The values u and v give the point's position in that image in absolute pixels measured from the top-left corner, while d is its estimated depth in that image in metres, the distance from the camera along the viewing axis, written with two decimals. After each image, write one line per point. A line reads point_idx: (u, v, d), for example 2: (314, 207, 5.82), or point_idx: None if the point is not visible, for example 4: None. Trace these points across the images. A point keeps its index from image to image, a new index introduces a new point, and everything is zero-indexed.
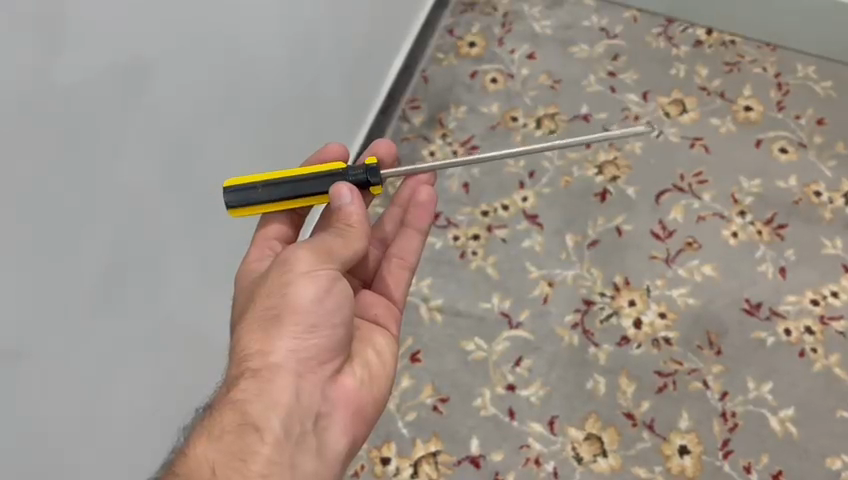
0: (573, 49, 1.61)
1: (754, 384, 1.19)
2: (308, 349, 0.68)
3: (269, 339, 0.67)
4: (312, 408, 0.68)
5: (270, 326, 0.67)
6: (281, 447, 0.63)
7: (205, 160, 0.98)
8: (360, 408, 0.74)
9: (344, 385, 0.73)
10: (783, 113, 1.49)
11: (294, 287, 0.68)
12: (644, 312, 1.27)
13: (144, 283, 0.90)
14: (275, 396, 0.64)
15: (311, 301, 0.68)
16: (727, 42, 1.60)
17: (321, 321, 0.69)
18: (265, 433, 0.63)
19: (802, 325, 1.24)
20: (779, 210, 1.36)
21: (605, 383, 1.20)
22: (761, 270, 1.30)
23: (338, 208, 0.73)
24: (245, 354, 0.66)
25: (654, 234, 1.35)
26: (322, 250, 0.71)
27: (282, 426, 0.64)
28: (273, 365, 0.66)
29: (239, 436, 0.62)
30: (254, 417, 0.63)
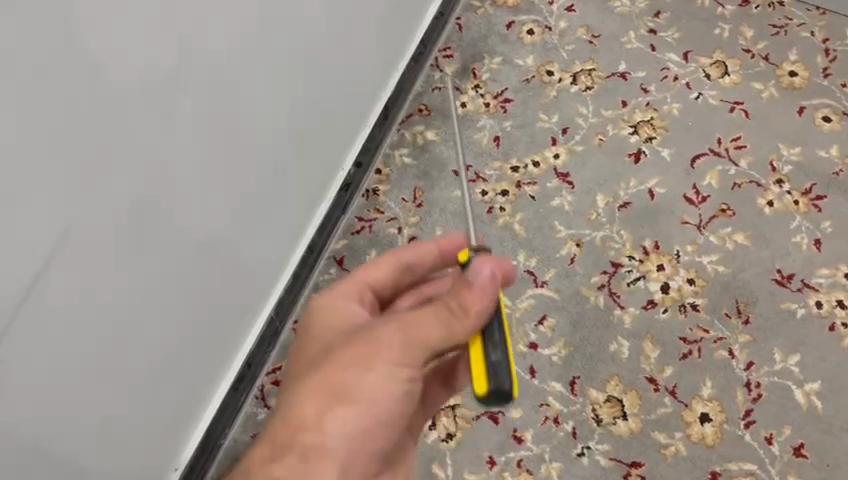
0: (614, 4, 1.56)
1: (781, 356, 1.17)
2: (362, 457, 0.71)
3: (325, 418, 0.69)
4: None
5: (333, 402, 0.69)
6: None
7: (240, 96, 0.95)
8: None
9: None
10: (829, 80, 1.44)
11: (377, 373, 0.69)
12: (672, 278, 1.25)
13: (174, 220, 0.90)
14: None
15: (380, 400, 0.70)
16: (775, 3, 1.53)
17: (383, 413, 0.71)
18: None
19: (835, 299, 1.21)
20: (818, 181, 1.32)
21: (629, 347, 1.19)
22: (795, 241, 1.27)
23: (467, 285, 0.68)
24: (301, 425, 0.69)
25: (687, 198, 1.32)
26: (417, 339, 0.69)
27: None
28: (324, 449, 0.69)
29: None
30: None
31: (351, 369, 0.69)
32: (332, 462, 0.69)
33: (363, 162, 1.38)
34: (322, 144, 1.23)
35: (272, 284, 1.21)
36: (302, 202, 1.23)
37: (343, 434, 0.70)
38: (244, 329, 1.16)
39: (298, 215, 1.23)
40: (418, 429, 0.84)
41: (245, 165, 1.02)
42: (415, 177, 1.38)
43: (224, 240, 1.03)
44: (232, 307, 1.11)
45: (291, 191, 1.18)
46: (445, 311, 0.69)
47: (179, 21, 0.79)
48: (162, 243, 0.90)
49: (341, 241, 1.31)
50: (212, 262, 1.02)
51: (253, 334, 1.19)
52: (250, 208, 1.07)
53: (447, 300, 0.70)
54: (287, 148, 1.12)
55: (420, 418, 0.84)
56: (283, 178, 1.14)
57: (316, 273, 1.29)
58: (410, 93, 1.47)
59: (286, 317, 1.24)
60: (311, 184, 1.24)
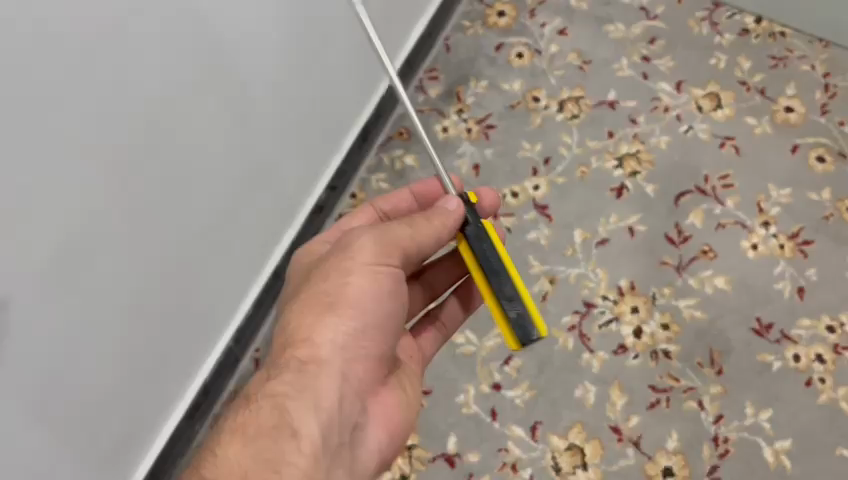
0: (608, 28, 1.51)
1: (753, 410, 1.13)
2: (364, 365, 0.75)
3: (316, 325, 0.73)
4: (348, 418, 0.74)
5: (323, 311, 0.74)
6: (316, 461, 0.67)
7: (184, 130, 0.92)
8: (394, 425, 0.80)
9: (383, 399, 0.80)
10: (826, 118, 1.38)
11: (356, 276, 0.74)
12: (646, 322, 1.21)
13: (103, 262, 0.88)
14: (318, 396, 0.70)
15: (368, 299, 0.74)
16: (776, 34, 1.48)
17: (373, 320, 0.75)
18: (303, 441, 0.67)
19: (814, 353, 1.16)
20: (806, 226, 1.27)
21: (595, 393, 1.15)
22: (778, 288, 1.22)
23: (436, 208, 0.78)
24: (297, 340, 0.73)
25: (668, 238, 1.27)
26: (391, 243, 0.76)
27: (318, 432, 0.68)
28: (321, 360, 0.72)
29: (272, 440, 0.66)
30: (294, 407, 0.69)
31: (332, 282, 0.74)
32: (338, 371, 0.72)
33: (337, 185, 1.35)
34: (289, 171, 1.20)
35: (231, 312, 1.19)
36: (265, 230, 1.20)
37: (345, 343, 0.73)
38: (197, 357, 1.15)
39: (261, 242, 1.20)
40: (412, 360, 0.91)
41: (193, 202, 1.00)
42: None
43: (169, 274, 1.01)
44: (181, 338, 1.09)
45: (252, 222, 1.15)
46: (414, 219, 0.78)
47: (94, 69, 0.77)
48: (88, 282, 0.88)
49: None
50: (155, 296, 1.00)
51: (209, 362, 1.17)
52: (201, 239, 1.05)
53: (415, 214, 0.79)
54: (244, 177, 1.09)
55: (410, 351, 0.91)
56: (240, 208, 1.11)
57: None
58: (392, 114, 1.43)
59: (247, 346, 1.23)
60: (276, 212, 1.21)
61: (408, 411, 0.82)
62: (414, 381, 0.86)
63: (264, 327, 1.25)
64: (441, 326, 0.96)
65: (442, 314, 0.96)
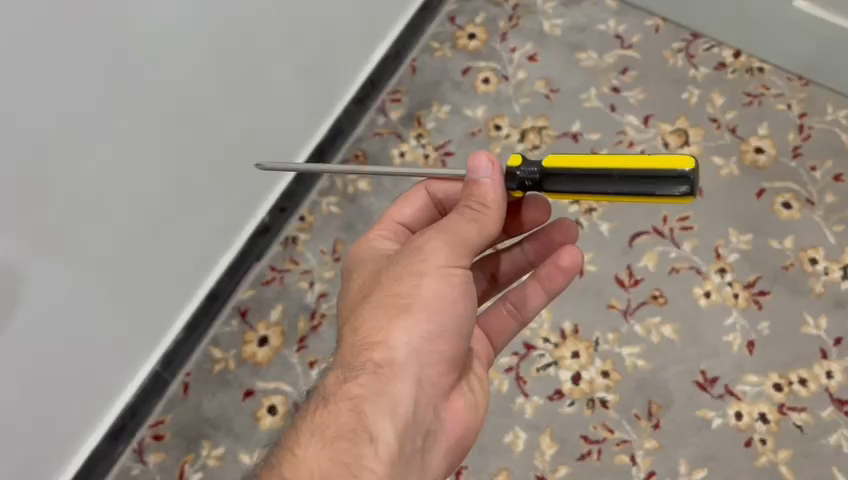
0: (580, 56, 1.47)
1: (687, 468, 1.08)
2: (436, 363, 0.72)
3: (390, 328, 0.71)
4: (422, 421, 0.72)
5: (398, 313, 0.72)
6: (391, 466, 0.66)
7: (92, 163, 0.89)
8: (465, 432, 0.77)
9: (457, 404, 0.77)
10: (797, 162, 1.32)
11: (430, 278, 0.73)
12: (586, 368, 1.16)
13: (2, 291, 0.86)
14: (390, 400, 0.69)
15: (442, 301, 0.73)
16: (754, 69, 1.42)
17: (445, 326, 0.73)
18: (379, 445, 0.66)
19: (757, 411, 1.11)
20: (764, 275, 1.22)
21: (525, 440, 1.11)
22: (727, 340, 1.17)
23: (473, 179, 0.74)
24: (369, 343, 0.71)
25: (618, 280, 1.23)
26: (459, 243, 0.74)
27: (395, 439, 0.67)
28: (396, 363, 0.70)
29: (350, 444, 0.65)
30: (367, 411, 0.67)
31: (406, 285, 0.73)
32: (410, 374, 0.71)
33: (287, 206, 1.31)
34: (226, 194, 1.16)
35: (158, 336, 1.16)
36: (198, 253, 1.16)
37: (410, 347, 0.71)
38: (120, 383, 1.13)
39: (194, 266, 1.17)
40: (484, 354, 0.89)
41: (110, 232, 0.97)
42: (338, 228, 1.32)
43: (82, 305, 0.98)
44: (97, 365, 1.06)
45: (182, 248, 1.12)
46: (465, 209, 0.75)
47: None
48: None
49: (249, 291, 1.27)
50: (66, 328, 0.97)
51: (130, 388, 1.15)
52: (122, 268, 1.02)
53: (463, 201, 0.76)
54: (169, 203, 1.05)
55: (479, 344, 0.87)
56: (167, 233, 1.07)
57: (217, 325, 1.24)
58: (349, 136, 1.41)
59: (178, 368, 1.21)
60: (212, 235, 1.18)
61: (478, 415, 0.79)
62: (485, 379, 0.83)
63: (198, 350, 1.23)
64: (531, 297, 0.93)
65: (515, 297, 0.93)
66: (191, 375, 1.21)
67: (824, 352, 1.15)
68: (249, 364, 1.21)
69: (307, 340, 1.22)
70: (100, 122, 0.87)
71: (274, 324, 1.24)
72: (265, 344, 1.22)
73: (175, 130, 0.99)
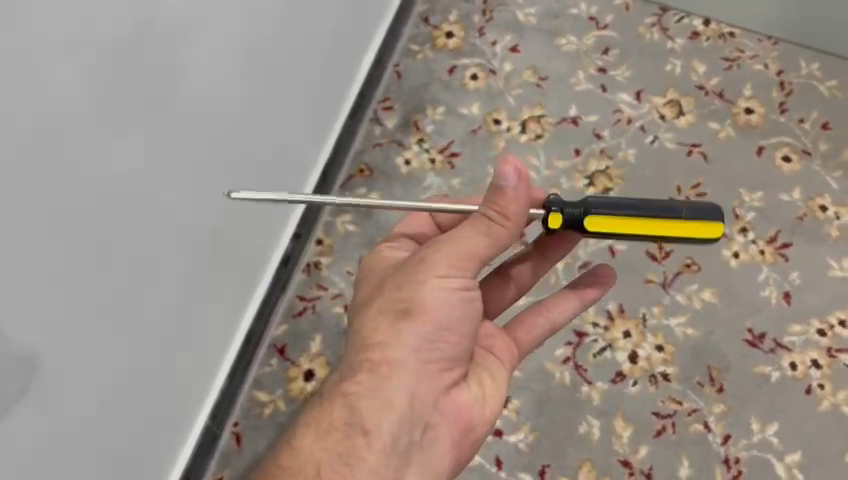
0: (560, 42, 1.47)
1: (759, 425, 1.11)
2: (434, 356, 0.69)
3: (394, 329, 0.69)
4: (422, 412, 0.68)
5: (399, 317, 0.69)
6: (386, 454, 0.65)
7: (137, 227, 0.81)
8: (471, 425, 0.72)
9: (459, 397, 0.71)
10: (786, 116, 1.37)
11: (430, 284, 0.69)
12: (640, 345, 1.17)
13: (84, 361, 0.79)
14: (389, 399, 0.66)
15: (439, 300, 0.69)
16: (726, 34, 1.47)
17: (450, 314, 0.69)
18: (372, 439, 0.65)
19: (809, 359, 1.15)
20: (782, 228, 1.26)
21: (599, 428, 1.11)
22: (764, 295, 1.20)
23: (500, 187, 0.67)
24: (370, 343, 0.69)
25: (650, 255, 1.24)
26: (466, 253, 0.69)
27: (389, 430, 0.66)
28: (392, 362, 0.67)
29: (344, 436, 0.65)
30: (364, 406, 0.66)
31: (404, 289, 0.70)
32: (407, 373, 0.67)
33: (302, 232, 1.26)
34: (249, 235, 1.10)
35: (200, 395, 1.09)
36: (228, 303, 1.09)
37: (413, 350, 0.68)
38: (170, 452, 1.05)
39: (226, 315, 1.10)
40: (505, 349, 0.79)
41: (166, 284, 0.91)
42: (360, 246, 1.27)
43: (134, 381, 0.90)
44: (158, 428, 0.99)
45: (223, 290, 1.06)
46: (481, 223, 0.69)
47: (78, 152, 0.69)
48: (58, 410, 0.78)
49: (281, 326, 1.20)
50: (118, 410, 0.89)
51: (183, 454, 1.07)
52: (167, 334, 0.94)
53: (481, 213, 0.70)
54: (201, 256, 0.97)
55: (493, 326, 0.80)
56: (203, 288, 1.00)
57: (255, 368, 1.18)
58: (349, 151, 1.36)
59: (224, 420, 1.14)
60: (240, 281, 1.11)
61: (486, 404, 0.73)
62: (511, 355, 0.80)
63: (240, 397, 1.16)
64: (509, 282, 0.83)
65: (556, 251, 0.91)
66: (240, 424, 1.14)
67: None
68: (300, 402, 1.15)
69: None
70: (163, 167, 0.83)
71: (317, 355, 1.18)
72: (312, 377, 1.17)
73: (202, 177, 0.92)
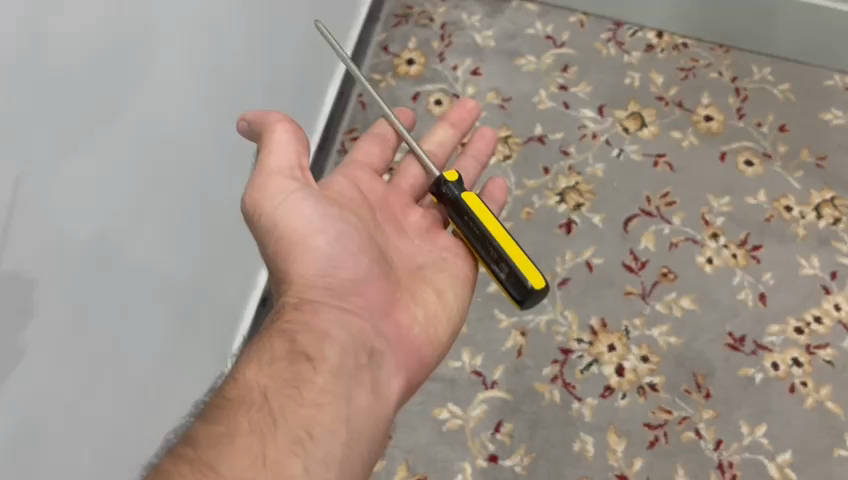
0: (520, 62, 1.49)
1: (749, 428, 1.12)
2: (348, 276, 0.71)
3: (292, 256, 0.71)
4: (361, 336, 0.68)
5: (291, 247, 0.71)
6: (336, 376, 0.63)
7: (111, 287, 0.77)
8: (416, 352, 0.73)
9: (401, 318, 0.73)
10: (744, 121, 1.41)
11: (291, 196, 0.71)
12: (625, 357, 1.18)
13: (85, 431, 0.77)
14: (324, 331, 0.66)
15: (320, 218, 0.71)
16: (679, 45, 1.50)
17: (352, 237, 0.73)
18: (318, 363, 0.63)
19: (790, 357, 1.17)
20: (752, 230, 1.29)
21: (593, 444, 1.12)
22: (740, 298, 1.23)
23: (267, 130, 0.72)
24: (289, 284, 0.71)
25: (627, 267, 1.26)
26: (281, 161, 0.71)
27: (335, 357, 0.64)
28: (310, 298, 0.69)
29: (290, 363, 0.62)
30: (301, 338, 0.65)
31: (279, 221, 0.71)
32: (330, 304, 0.69)
33: None
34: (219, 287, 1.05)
35: None
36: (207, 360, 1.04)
37: (331, 289, 0.70)
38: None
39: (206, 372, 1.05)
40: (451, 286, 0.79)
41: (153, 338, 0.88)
42: None
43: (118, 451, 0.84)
44: None
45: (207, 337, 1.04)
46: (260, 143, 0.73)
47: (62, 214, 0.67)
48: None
49: None
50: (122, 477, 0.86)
51: None
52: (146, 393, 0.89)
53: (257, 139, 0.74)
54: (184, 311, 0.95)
55: (426, 255, 0.81)
56: (181, 343, 0.95)
57: None
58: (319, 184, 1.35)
59: None
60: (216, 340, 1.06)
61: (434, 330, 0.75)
62: (455, 276, 0.80)
63: None
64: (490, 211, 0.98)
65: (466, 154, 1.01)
66: None
67: (826, 287, 1.23)
68: None
69: None
70: (141, 217, 0.81)
71: None
72: None
73: (176, 232, 0.89)
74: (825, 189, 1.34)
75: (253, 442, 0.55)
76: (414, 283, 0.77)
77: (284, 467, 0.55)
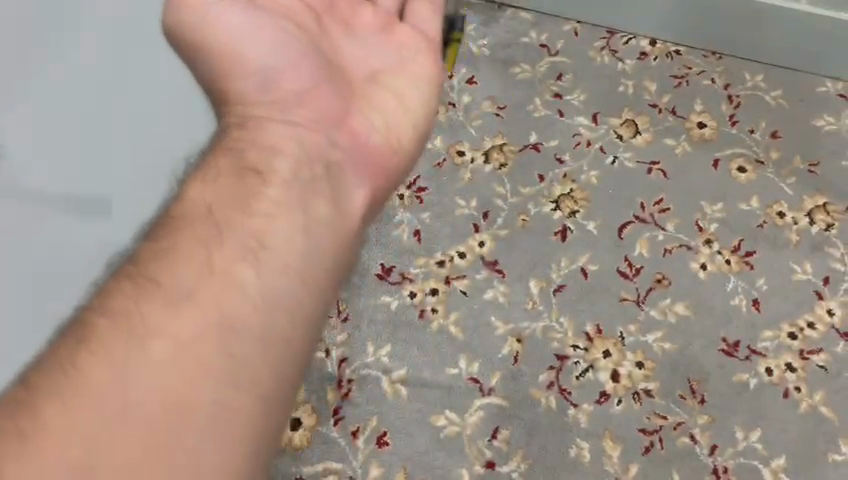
0: (515, 71, 1.50)
1: (743, 433, 1.13)
2: (287, 95, 0.65)
3: (231, 77, 0.66)
4: (316, 148, 0.61)
5: (228, 67, 0.66)
6: (289, 186, 0.56)
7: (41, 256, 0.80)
8: (383, 165, 0.65)
9: (355, 126, 0.66)
10: (737, 128, 1.42)
11: (221, 14, 0.67)
12: (620, 363, 1.19)
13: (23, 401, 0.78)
14: (274, 144, 0.59)
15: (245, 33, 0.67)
16: (673, 53, 1.51)
17: (284, 52, 0.67)
18: (268, 175, 0.56)
19: (783, 362, 1.18)
20: (745, 237, 1.30)
21: (589, 449, 1.13)
22: (734, 304, 1.24)
23: None
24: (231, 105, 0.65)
25: (622, 273, 1.27)
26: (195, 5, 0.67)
27: (287, 168, 0.58)
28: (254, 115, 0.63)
29: (239, 179, 0.56)
30: (250, 155, 0.58)
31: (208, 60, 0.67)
32: (275, 119, 0.62)
33: None
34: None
35: None
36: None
37: (278, 100, 0.65)
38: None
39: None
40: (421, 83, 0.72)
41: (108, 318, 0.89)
42: None
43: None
44: None
45: None
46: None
47: None
48: None
49: None
50: None
51: None
52: None
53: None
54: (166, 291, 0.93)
55: (380, 57, 0.72)
56: None
57: None
58: None
59: None
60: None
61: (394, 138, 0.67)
62: (418, 76, 0.72)
63: None
64: None
65: None
66: None
67: (819, 293, 1.25)
68: (288, 452, 1.14)
69: (342, 410, 1.17)
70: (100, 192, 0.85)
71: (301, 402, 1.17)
72: (298, 426, 1.15)
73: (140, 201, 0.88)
74: (817, 194, 1.35)
75: (197, 253, 0.51)
76: (364, 104, 0.68)
77: (236, 270, 0.51)
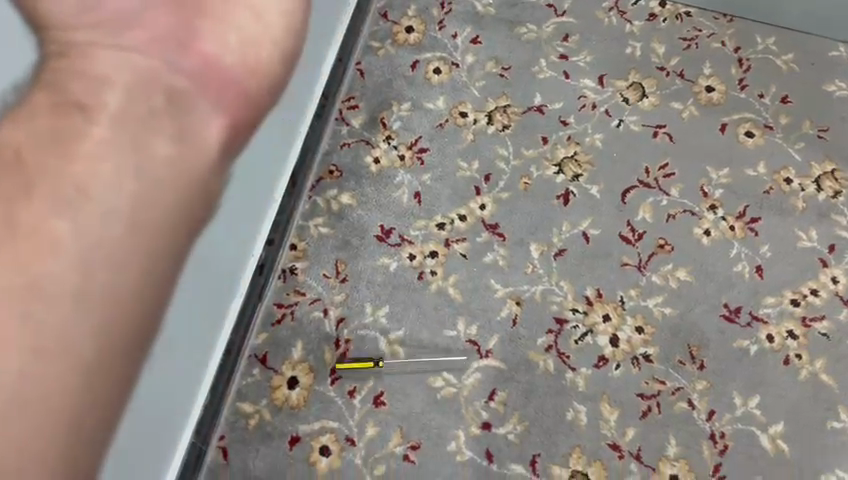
0: (521, 30, 1.46)
1: (741, 400, 1.13)
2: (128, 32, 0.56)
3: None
4: (150, 74, 0.60)
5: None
6: (117, 124, 0.57)
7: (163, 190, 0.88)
8: (225, 86, 0.72)
9: (203, 48, 0.67)
10: (746, 92, 1.39)
11: None
12: (620, 328, 1.18)
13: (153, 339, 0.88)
14: (103, 78, 0.54)
15: None
16: (683, 14, 1.47)
17: None
18: (91, 114, 0.54)
19: (785, 329, 1.17)
20: (750, 203, 1.28)
21: (586, 413, 1.12)
22: (737, 271, 1.22)
23: None
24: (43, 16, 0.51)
25: (624, 238, 1.26)
26: None
27: (116, 102, 0.57)
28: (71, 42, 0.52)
29: (57, 118, 0.52)
30: (74, 87, 0.53)
31: None
32: (108, 47, 0.55)
33: (275, 239, 1.24)
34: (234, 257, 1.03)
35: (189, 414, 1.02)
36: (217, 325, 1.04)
37: (113, 18, 0.55)
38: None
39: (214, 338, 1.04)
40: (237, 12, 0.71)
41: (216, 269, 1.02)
42: (335, 248, 1.26)
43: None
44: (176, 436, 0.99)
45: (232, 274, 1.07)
46: None
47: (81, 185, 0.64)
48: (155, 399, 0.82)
49: (262, 334, 1.18)
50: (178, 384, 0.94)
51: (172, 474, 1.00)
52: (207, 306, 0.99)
53: None
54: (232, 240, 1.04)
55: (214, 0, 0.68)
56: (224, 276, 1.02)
57: (238, 379, 1.15)
58: (316, 152, 1.33)
59: (209, 435, 1.11)
60: (222, 309, 1.04)
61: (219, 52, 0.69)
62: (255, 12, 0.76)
63: (224, 411, 1.13)
64: None
65: None
66: (226, 438, 1.12)
67: (823, 260, 1.23)
68: (285, 411, 1.14)
69: (339, 370, 1.16)
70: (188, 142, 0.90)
71: (299, 361, 1.17)
72: (295, 385, 1.15)
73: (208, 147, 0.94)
74: (826, 161, 1.33)
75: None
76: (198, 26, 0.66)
77: (49, 225, 0.52)
